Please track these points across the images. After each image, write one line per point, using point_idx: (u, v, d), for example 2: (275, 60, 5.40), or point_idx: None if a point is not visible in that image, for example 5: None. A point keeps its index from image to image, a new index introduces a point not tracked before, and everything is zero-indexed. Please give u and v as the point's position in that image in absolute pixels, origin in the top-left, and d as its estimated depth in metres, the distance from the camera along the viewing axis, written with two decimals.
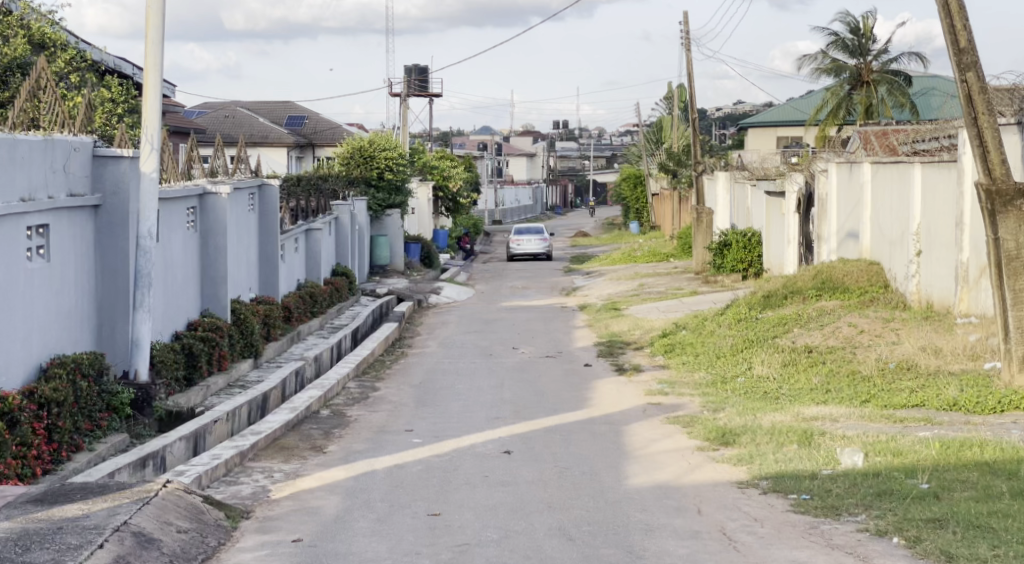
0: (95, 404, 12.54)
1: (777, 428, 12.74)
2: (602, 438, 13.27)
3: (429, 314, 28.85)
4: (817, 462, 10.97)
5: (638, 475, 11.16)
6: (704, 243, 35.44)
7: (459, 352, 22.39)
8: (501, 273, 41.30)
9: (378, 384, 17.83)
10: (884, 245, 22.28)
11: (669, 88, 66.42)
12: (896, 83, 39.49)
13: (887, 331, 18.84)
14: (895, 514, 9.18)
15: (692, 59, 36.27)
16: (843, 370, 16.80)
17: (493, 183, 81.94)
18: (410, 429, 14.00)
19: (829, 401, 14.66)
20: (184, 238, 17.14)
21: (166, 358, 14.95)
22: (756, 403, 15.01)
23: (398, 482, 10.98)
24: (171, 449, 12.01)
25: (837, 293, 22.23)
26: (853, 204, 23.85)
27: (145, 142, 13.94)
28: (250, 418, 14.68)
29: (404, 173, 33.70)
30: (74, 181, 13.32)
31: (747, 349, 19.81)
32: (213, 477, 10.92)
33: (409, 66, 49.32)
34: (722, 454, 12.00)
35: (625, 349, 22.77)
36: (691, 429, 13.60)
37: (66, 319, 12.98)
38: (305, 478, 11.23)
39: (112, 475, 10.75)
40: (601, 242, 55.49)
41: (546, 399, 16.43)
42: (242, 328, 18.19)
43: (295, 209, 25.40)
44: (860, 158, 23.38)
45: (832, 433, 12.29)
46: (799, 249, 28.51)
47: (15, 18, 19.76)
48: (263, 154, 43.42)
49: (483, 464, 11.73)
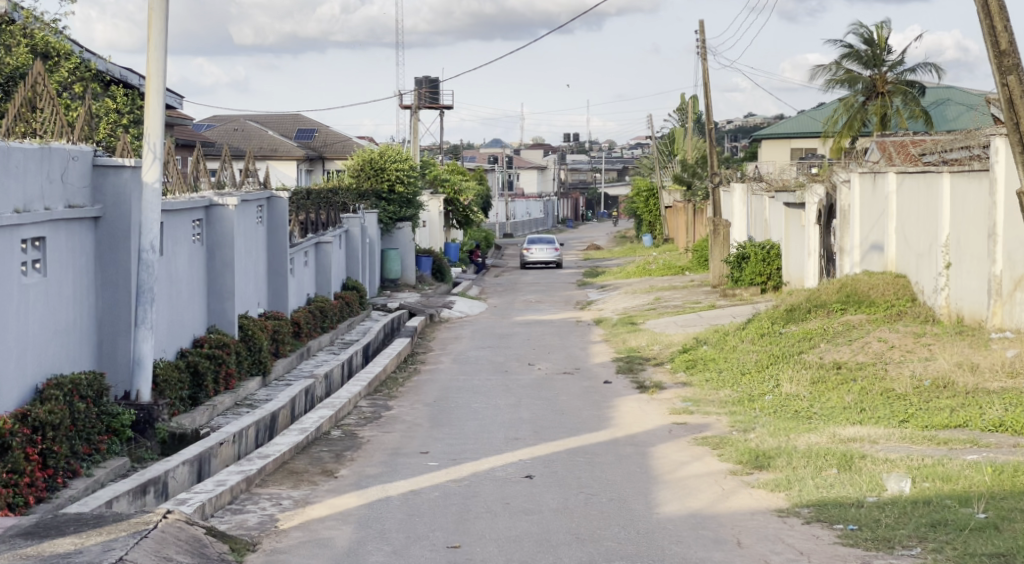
0: (95, 426, 11.88)
1: (814, 451, 12.03)
2: (627, 461, 12.57)
3: (441, 329, 28.17)
4: (862, 488, 10.26)
5: (670, 502, 10.46)
6: (722, 255, 34.72)
7: (473, 368, 21.72)
8: (514, 287, 40.63)
9: (391, 403, 17.16)
10: (910, 257, 21.56)
11: (681, 101, 65.85)
12: (911, 93, 38.76)
13: (919, 346, 18.13)
14: (954, 548, 8.50)
15: (708, 69, 35.66)
16: (874, 389, 16.10)
17: (504, 196, 81.40)
18: (426, 451, 13.33)
19: (863, 422, 13.98)
20: (190, 252, 16.52)
21: (169, 377, 14.31)
22: (788, 423, 14.32)
23: (414, 510, 10.31)
24: (174, 474, 11.35)
25: (862, 307, 21.52)
26: (878, 215, 23.14)
27: (147, 150, 13.24)
28: (258, 439, 14.02)
29: (415, 186, 33.11)
30: (72, 191, 12.72)
31: (771, 366, 19.13)
32: (217, 505, 10.25)
33: (420, 78, 48.68)
34: (757, 479, 11.30)
35: (645, 365, 22.09)
36: (722, 450, 12.90)
37: (64, 336, 12.35)
38: (316, 506, 10.56)
39: (109, 504, 10.10)
40: (612, 255, 54.87)
41: (566, 419, 15.76)
42: (250, 345, 17.59)
43: (305, 222, 24.77)
44: (884, 169, 22.66)
45: (873, 456, 11.60)
46: (820, 262, 27.78)
47: (18, 27, 19.20)
48: (274, 168, 42.89)
49: (504, 490, 11.04)
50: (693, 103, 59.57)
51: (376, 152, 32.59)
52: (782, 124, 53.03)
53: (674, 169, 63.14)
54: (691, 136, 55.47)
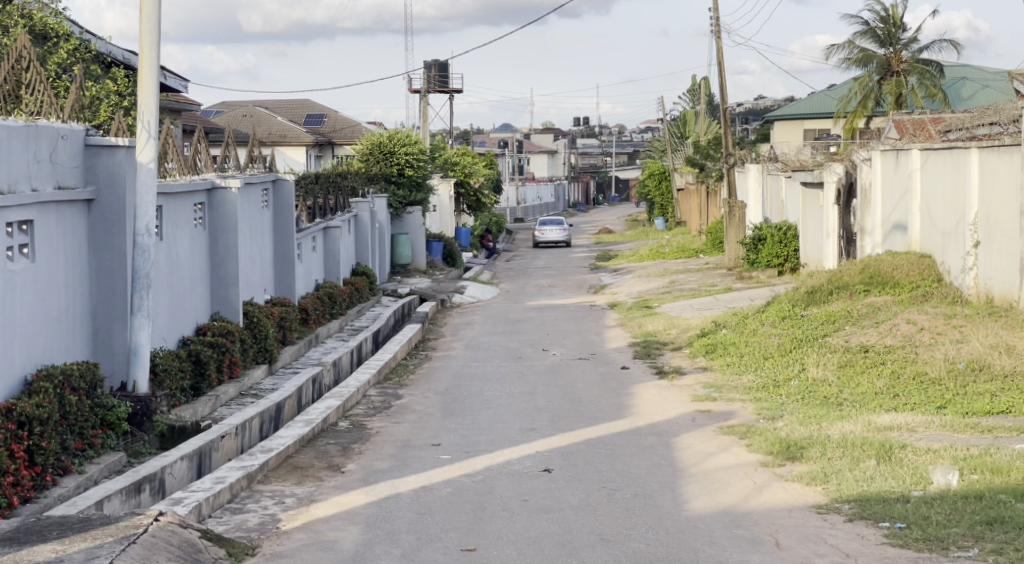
0: (88, 420, 11.21)
1: (850, 441, 11.33)
2: (651, 453, 11.87)
3: (453, 314, 27.50)
4: (905, 482, 9.57)
5: (698, 498, 9.78)
6: (737, 237, 33.95)
7: (486, 355, 21.02)
8: (526, 272, 39.89)
9: (401, 392, 16.49)
10: (936, 236, 20.75)
11: (693, 83, 64.91)
12: (927, 72, 37.87)
13: (949, 327, 17.37)
14: (1015, 550, 7.83)
15: (722, 46, 34.87)
16: (906, 372, 15.42)
17: (514, 181, 80.61)
18: (438, 443, 12.66)
19: (899, 409, 13.28)
20: (191, 236, 15.86)
21: (170, 367, 13.68)
22: (818, 410, 13.60)
23: (425, 508, 9.64)
24: (171, 470, 10.70)
25: (886, 289, 20.80)
26: (900, 193, 22.36)
27: (141, 129, 12.53)
28: (262, 431, 13.36)
29: (425, 169, 32.32)
30: (62, 172, 12.07)
31: (795, 349, 18.41)
32: (215, 504, 9.59)
33: (429, 61, 47.93)
34: (790, 471, 10.62)
35: (662, 350, 21.38)
36: (750, 440, 12.20)
37: (55, 325, 11.71)
38: (320, 504, 9.89)
39: (100, 505, 9.46)
40: (624, 238, 54.09)
41: (584, 408, 15.07)
42: (256, 333, 16.94)
43: (312, 207, 24.07)
44: (908, 146, 21.88)
45: (914, 445, 10.91)
46: (839, 243, 26.99)
47: (15, 6, 18.57)
48: (282, 154, 42.15)
49: (522, 485, 10.36)
50: (704, 85, 58.66)
51: (384, 135, 31.80)
52: (795, 105, 52.16)
53: (686, 151, 62.23)
54: (704, 117, 54.51)
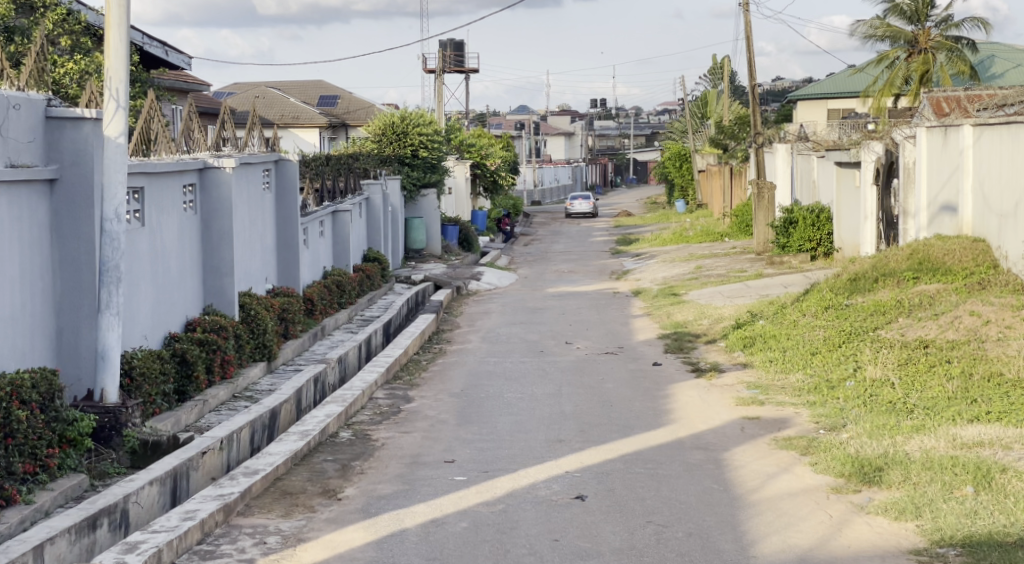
0: (42, 437, 9.53)
1: (935, 459, 9.61)
2: (699, 473, 10.18)
3: (469, 303, 25.79)
4: (1018, 519, 8.00)
5: (766, 539, 8.17)
6: (766, 219, 31.99)
7: (505, 349, 19.31)
8: (545, 256, 38.10)
9: (412, 394, 14.82)
10: (991, 220, 18.70)
11: (714, 62, 62.91)
12: (957, 50, 35.80)
13: (1018, 320, 15.50)
14: None
15: (750, 21, 33.00)
16: (979, 372, 13.64)
17: (532, 162, 78.22)
18: (450, 460, 10.97)
19: (981, 420, 11.54)
20: (180, 220, 14.17)
21: (149, 370, 12.01)
22: (885, 419, 11.87)
23: (436, 552, 8.08)
24: (137, 498, 9.04)
25: (938, 275, 19.02)
26: (949, 171, 20.38)
27: (109, 98, 10.87)
28: (253, 443, 11.68)
29: (441, 151, 30.60)
30: (15, 148, 10.38)
31: (845, 344, 16.60)
32: (180, 548, 7.98)
33: (444, 40, 46.10)
34: (869, 499, 8.96)
35: (695, 343, 19.63)
36: (815, 458, 10.47)
37: (5, 324, 10.04)
38: (309, 544, 8.28)
39: (39, 552, 7.84)
40: (645, 221, 52.17)
41: (618, 413, 13.37)
42: (253, 326, 15.25)
43: (320, 190, 22.38)
44: (956, 121, 19.88)
45: (1016, 468, 9.20)
46: (879, 225, 25.14)
47: None
48: (293, 135, 40.43)
49: (552, 517, 8.73)
50: (726, 63, 56.45)
51: (396, 117, 30.19)
52: (817, 85, 50.10)
53: (709, 131, 60.23)
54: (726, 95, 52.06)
